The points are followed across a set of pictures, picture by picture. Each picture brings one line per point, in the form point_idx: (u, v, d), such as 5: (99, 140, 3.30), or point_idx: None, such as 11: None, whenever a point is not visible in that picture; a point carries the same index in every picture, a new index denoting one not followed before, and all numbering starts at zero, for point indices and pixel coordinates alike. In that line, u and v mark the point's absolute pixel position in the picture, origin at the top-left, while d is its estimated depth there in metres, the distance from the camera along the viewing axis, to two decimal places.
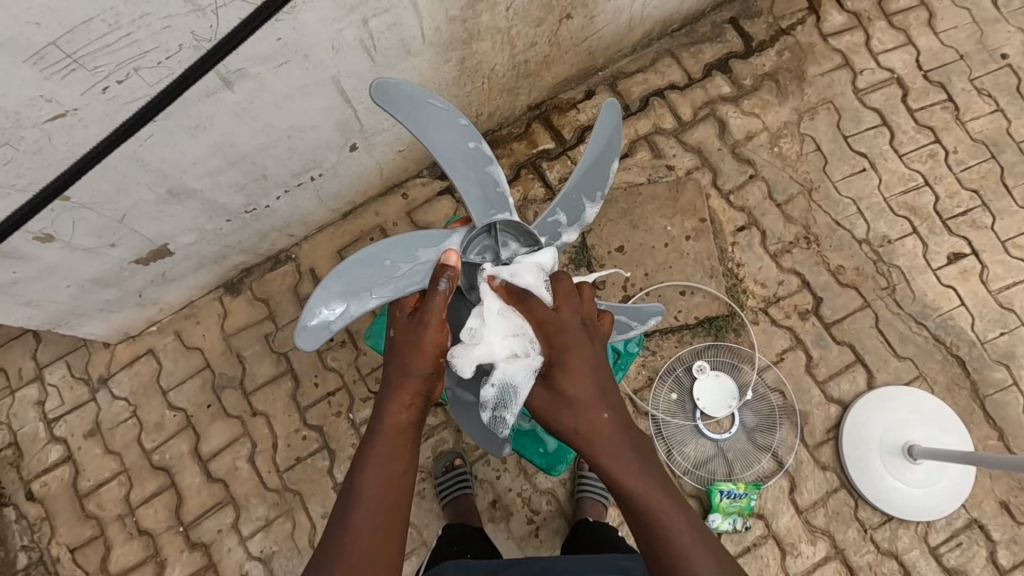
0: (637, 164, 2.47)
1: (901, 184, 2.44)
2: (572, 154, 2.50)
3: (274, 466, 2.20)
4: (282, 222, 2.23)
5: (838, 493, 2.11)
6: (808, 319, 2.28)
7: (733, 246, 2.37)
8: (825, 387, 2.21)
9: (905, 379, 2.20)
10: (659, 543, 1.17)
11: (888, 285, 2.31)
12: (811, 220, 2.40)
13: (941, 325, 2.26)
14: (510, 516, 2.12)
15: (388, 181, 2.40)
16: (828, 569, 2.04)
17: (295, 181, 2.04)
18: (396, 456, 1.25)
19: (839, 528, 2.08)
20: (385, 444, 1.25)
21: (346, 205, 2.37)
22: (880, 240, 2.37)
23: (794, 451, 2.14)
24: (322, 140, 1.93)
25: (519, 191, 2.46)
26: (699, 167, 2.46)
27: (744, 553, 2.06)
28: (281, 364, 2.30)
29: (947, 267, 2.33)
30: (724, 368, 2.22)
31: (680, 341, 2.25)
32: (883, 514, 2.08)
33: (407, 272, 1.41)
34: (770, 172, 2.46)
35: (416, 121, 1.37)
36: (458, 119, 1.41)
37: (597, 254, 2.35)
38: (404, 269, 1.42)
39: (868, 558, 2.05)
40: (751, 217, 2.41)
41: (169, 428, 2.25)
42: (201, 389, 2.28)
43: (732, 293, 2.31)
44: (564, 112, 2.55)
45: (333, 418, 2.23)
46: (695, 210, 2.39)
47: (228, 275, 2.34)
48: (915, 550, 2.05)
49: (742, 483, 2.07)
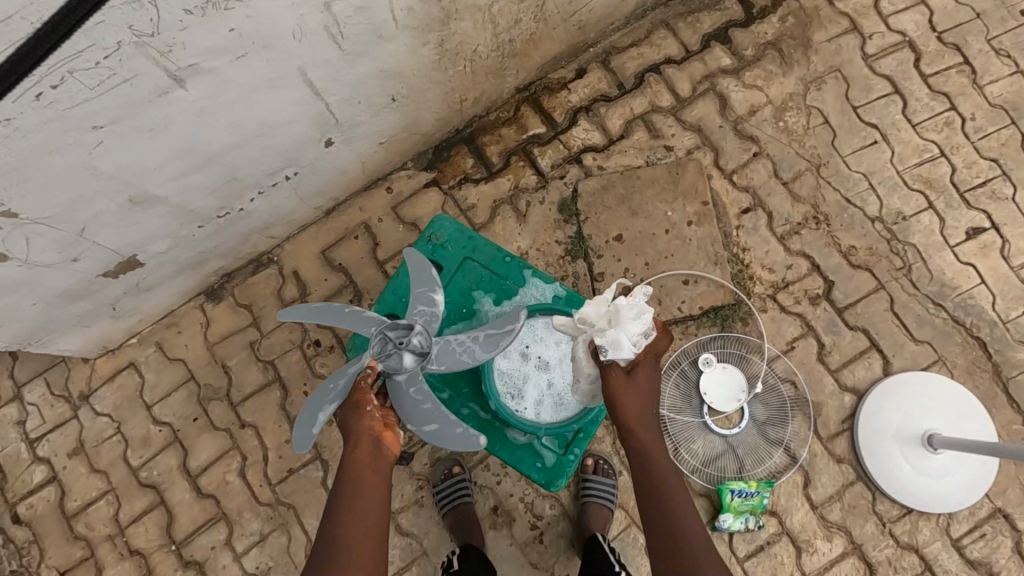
0: (634, 146, 2.34)
1: (915, 156, 2.29)
2: (565, 138, 2.36)
3: (265, 479, 2.11)
4: (261, 224, 2.10)
5: (854, 486, 2.01)
6: (819, 304, 2.16)
7: (738, 229, 2.24)
8: (838, 375, 2.10)
9: (923, 364, 2.09)
10: (677, 544, 1.19)
11: (904, 264, 2.18)
12: (820, 198, 2.27)
13: (960, 306, 2.13)
14: (513, 522, 2.04)
15: (371, 174, 2.27)
16: (846, 565, 1.96)
17: (271, 181, 1.91)
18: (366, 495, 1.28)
19: (856, 522, 1.99)
20: (354, 486, 1.29)
21: (328, 202, 2.25)
22: (894, 217, 2.23)
23: (808, 444, 2.05)
24: (296, 136, 1.79)
25: (510, 179, 2.33)
26: (700, 146, 2.32)
27: (757, 553, 1.98)
28: (267, 373, 2.20)
29: (966, 243, 2.19)
30: (732, 360, 2.11)
31: (684, 332, 2.14)
32: (903, 507, 1.98)
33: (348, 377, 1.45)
34: (776, 149, 2.32)
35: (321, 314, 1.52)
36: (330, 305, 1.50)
37: (595, 245, 2.23)
38: (344, 381, 1.45)
39: (887, 552, 1.96)
40: (757, 197, 2.27)
41: (156, 444, 2.16)
42: (187, 402, 2.19)
43: (739, 279, 2.19)
44: (555, 93, 2.40)
45: (325, 427, 2.14)
46: (697, 193, 2.25)
47: (209, 281, 2.23)
48: (936, 543, 1.96)
49: (753, 481, 1.97)
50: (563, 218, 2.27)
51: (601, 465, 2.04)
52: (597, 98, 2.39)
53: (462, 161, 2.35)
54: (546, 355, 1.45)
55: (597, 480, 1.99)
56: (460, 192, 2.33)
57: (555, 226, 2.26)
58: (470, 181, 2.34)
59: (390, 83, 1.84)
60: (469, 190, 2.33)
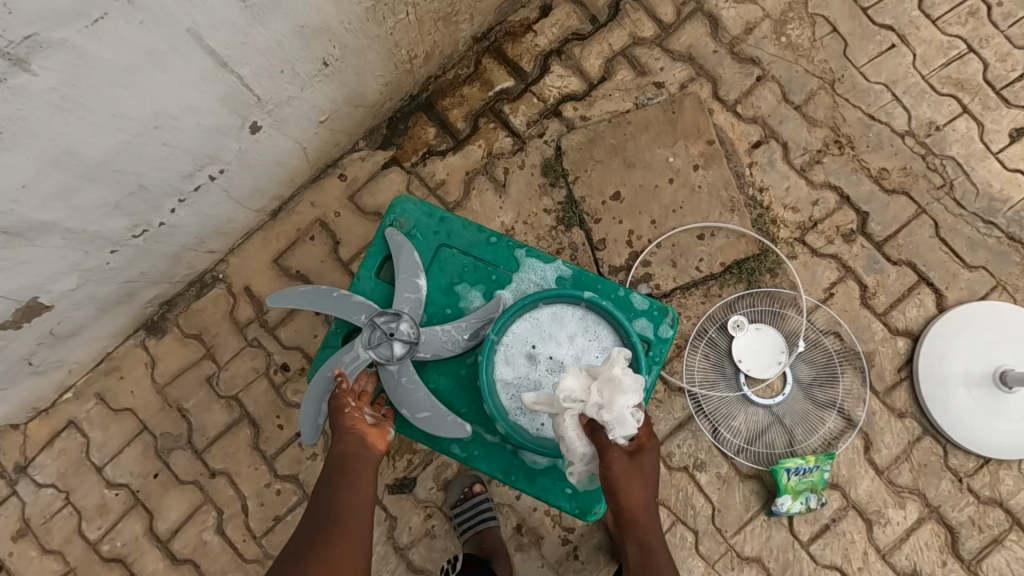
0: (619, 88, 2.00)
1: (940, 56, 1.99)
2: (537, 89, 2.02)
3: (249, 532, 1.81)
4: (194, 238, 1.74)
5: (922, 442, 1.76)
6: (855, 241, 1.88)
7: (751, 167, 1.94)
8: (887, 319, 1.83)
9: (981, 292, 1.82)
10: None
11: (945, 181, 1.89)
12: (838, 118, 1.96)
13: (1014, 221, 1.86)
14: (541, 540, 1.76)
15: (318, 161, 1.92)
16: (924, 533, 1.71)
17: (191, 184, 1.55)
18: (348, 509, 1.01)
19: (930, 482, 1.74)
20: (334, 500, 1.02)
21: (272, 202, 1.90)
22: (926, 128, 1.94)
23: (864, 402, 1.78)
24: (209, 125, 1.42)
25: (481, 146, 1.99)
26: (695, 78, 2.00)
27: (822, 534, 1.72)
28: (233, 409, 1.88)
29: (1011, 147, 1.91)
30: (765, 319, 1.83)
31: (707, 295, 1.85)
32: (979, 457, 1.74)
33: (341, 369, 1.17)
34: (781, 69, 2.00)
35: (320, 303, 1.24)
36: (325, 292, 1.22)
37: (590, 208, 1.91)
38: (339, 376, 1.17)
39: (969, 512, 1.72)
40: (768, 128, 1.96)
41: (114, 511, 1.84)
42: (143, 457, 1.87)
43: (760, 224, 1.89)
44: (519, 38, 2.05)
45: (309, 462, 1.84)
46: (699, 131, 1.93)
47: (146, 313, 1.89)
48: (1022, 493, 1.72)
49: (810, 456, 1.71)
50: (549, 181, 1.95)
51: None
52: (569, 37, 2.05)
53: (422, 132, 2.01)
54: (561, 354, 1.13)
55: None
56: (425, 168, 1.99)
57: (540, 193, 1.94)
58: (435, 154, 2.00)
59: (317, 43, 1.48)
60: (435, 165, 1.99)
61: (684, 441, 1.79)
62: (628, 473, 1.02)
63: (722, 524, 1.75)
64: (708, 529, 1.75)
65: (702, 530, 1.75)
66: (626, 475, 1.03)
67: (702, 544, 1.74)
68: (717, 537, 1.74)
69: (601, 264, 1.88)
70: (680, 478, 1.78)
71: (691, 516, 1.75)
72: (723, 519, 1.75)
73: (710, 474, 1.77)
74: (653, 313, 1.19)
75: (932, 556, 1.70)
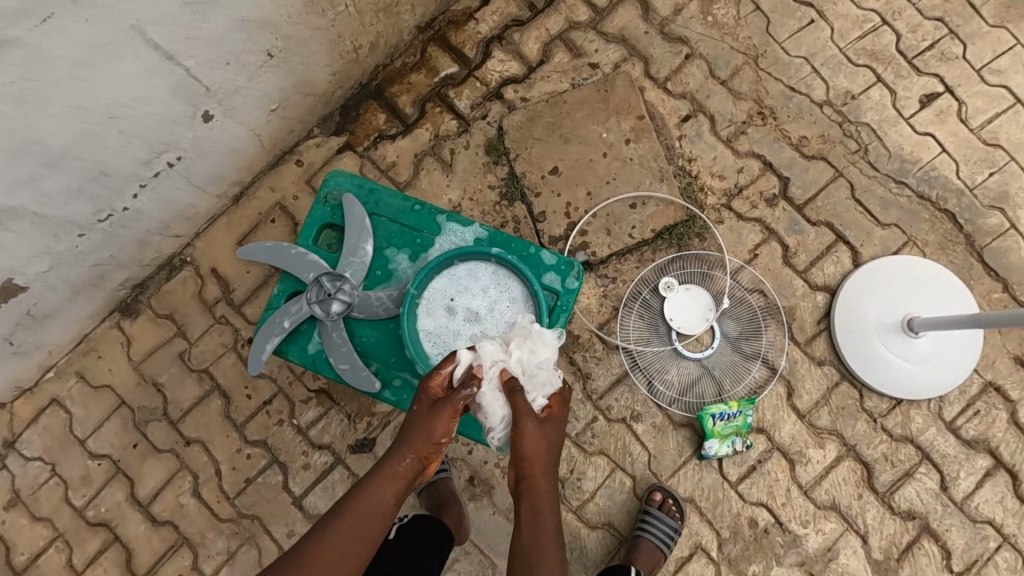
0: (556, 70, 2.13)
1: (856, 29, 2.12)
2: (480, 74, 2.15)
3: (223, 494, 1.96)
4: (159, 222, 1.87)
5: (840, 387, 1.91)
6: (777, 204, 2.02)
7: (681, 139, 2.07)
8: (807, 276, 1.97)
9: (893, 248, 1.96)
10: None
11: (860, 146, 2.03)
12: (762, 91, 2.10)
13: (923, 180, 2.00)
14: (492, 490, 1.91)
15: (275, 148, 2.05)
16: (842, 469, 1.87)
17: (150, 170, 1.68)
18: (365, 518, 1.07)
19: (846, 423, 1.89)
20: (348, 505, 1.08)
21: (233, 187, 2.03)
22: (843, 98, 2.07)
23: (786, 352, 1.93)
24: (162, 114, 1.55)
25: (429, 129, 2.12)
26: (628, 58, 2.13)
27: (749, 474, 1.87)
28: (204, 382, 2.02)
29: (921, 112, 2.04)
30: (694, 280, 1.97)
31: (640, 260, 1.99)
32: (891, 399, 1.89)
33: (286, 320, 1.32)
34: (708, 47, 2.13)
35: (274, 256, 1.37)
36: (280, 247, 1.35)
37: (530, 182, 2.05)
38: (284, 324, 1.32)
39: (882, 449, 1.87)
40: (696, 103, 2.10)
41: (98, 480, 1.98)
42: (122, 429, 2.01)
43: (689, 193, 2.02)
44: (461, 26, 2.17)
45: (276, 428, 1.98)
46: (630, 107, 2.07)
47: (119, 296, 2.02)
48: (930, 429, 1.87)
49: (733, 402, 1.86)
50: (492, 160, 2.08)
51: (669, 505, 1.84)
52: (508, 24, 2.17)
53: (373, 118, 2.14)
54: (476, 305, 1.28)
55: (655, 511, 1.81)
56: (377, 151, 2.12)
57: (485, 171, 2.08)
58: (386, 138, 2.13)
59: (260, 35, 1.61)
60: (386, 148, 2.12)
61: (622, 394, 1.94)
62: (534, 437, 1.11)
63: (658, 469, 1.90)
64: (645, 474, 1.90)
65: (639, 475, 1.90)
66: (535, 440, 1.12)
67: (639, 488, 1.90)
68: (654, 480, 1.90)
69: (541, 234, 2.02)
70: (619, 428, 1.93)
71: (629, 462, 1.91)
72: (658, 464, 1.90)
73: (646, 424, 1.92)
74: (561, 267, 1.33)
75: (849, 490, 1.86)
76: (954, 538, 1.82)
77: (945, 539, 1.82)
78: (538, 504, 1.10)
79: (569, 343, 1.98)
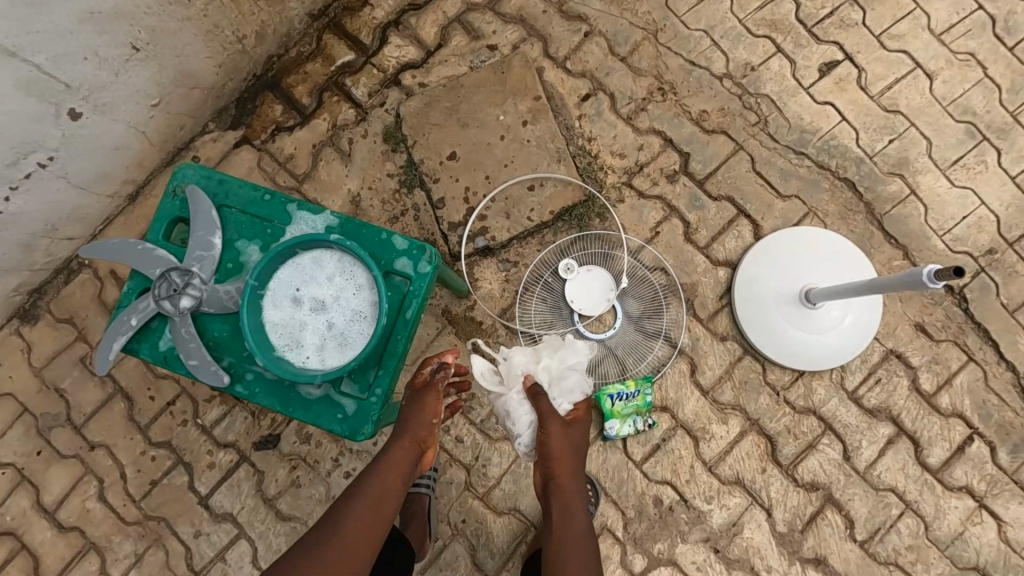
0: (454, 53, 2.10)
1: None
2: (377, 61, 2.11)
3: (129, 497, 1.94)
4: (43, 225, 1.84)
5: (742, 361, 1.90)
6: (678, 181, 2.00)
7: (580, 119, 2.04)
8: (709, 252, 1.96)
9: (794, 220, 1.95)
10: None
11: (759, 118, 2.01)
12: (662, 67, 2.07)
13: (823, 150, 1.98)
14: None
15: (167, 145, 2.01)
16: (746, 444, 1.86)
17: (19, 172, 1.64)
18: (376, 510, 1.31)
19: (749, 398, 1.88)
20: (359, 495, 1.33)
21: (126, 187, 1.99)
22: (742, 70, 2.05)
23: (687, 329, 1.92)
24: (18, 112, 1.52)
25: (327, 119, 2.09)
26: (526, 38, 2.09)
27: (654, 452, 1.87)
28: (107, 385, 1.99)
29: (821, 81, 2.02)
30: (596, 260, 1.95)
31: (542, 242, 1.98)
32: (793, 371, 1.88)
33: (135, 316, 1.29)
34: (607, 23, 2.10)
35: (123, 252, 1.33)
36: (127, 243, 1.31)
37: (429, 169, 2.02)
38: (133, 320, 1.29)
39: (785, 422, 1.86)
40: (595, 81, 2.07)
41: (2, 488, 1.96)
42: (25, 436, 1.98)
43: (588, 173, 2.00)
44: (357, 12, 2.13)
45: (181, 428, 1.96)
46: (527, 88, 2.04)
47: (15, 301, 1.99)
48: (833, 400, 1.86)
49: (630, 380, 1.85)
50: (391, 147, 2.05)
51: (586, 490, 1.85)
52: (405, 8, 2.13)
53: (269, 109, 2.10)
54: (322, 294, 1.25)
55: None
56: (275, 144, 2.09)
57: (383, 159, 2.05)
58: (283, 130, 2.09)
59: (119, 27, 1.58)
60: (284, 140, 2.08)
61: None
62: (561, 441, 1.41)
63: None
64: None
65: None
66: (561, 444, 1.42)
67: None
68: None
69: (441, 220, 2.00)
70: None
71: None
72: None
73: None
74: (412, 252, 1.31)
75: (753, 464, 1.85)
76: (857, 507, 1.81)
77: (848, 509, 1.82)
78: (564, 502, 1.41)
79: (472, 329, 1.96)
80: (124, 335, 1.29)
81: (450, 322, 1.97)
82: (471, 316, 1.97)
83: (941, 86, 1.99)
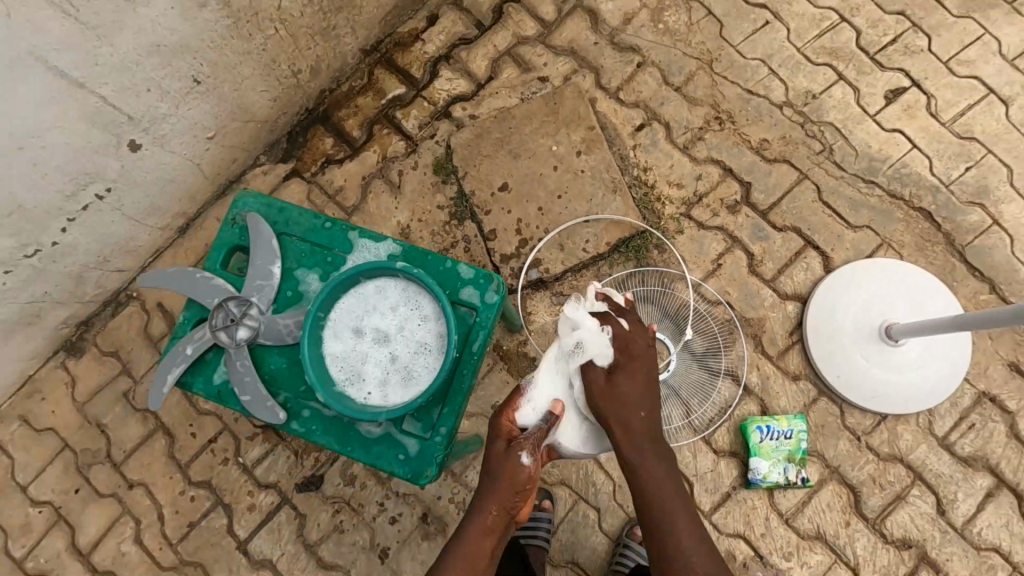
0: (505, 85, 2.07)
1: (813, 28, 2.01)
2: (427, 94, 2.10)
3: (165, 539, 1.86)
4: (96, 257, 1.83)
5: (818, 403, 1.76)
6: (739, 211, 1.90)
7: (635, 148, 1.97)
8: (776, 285, 1.85)
9: (866, 252, 1.84)
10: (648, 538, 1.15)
11: (824, 146, 1.92)
12: (718, 95, 1.99)
13: (895, 179, 1.88)
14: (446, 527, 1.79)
15: (218, 179, 2.00)
16: (826, 494, 1.70)
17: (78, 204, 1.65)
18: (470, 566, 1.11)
19: (828, 443, 1.73)
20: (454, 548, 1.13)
21: (177, 219, 1.98)
22: (803, 97, 1.96)
23: (756, 368, 1.79)
24: None
25: (377, 151, 2.07)
26: (577, 70, 2.05)
27: (723, 502, 1.72)
28: (148, 422, 1.94)
29: (887, 108, 1.93)
30: (654, 293, 1.85)
31: (597, 274, 1.89)
32: (875, 414, 1.73)
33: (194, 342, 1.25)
34: (660, 53, 2.04)
35: (185, 282, 1.28)
36: (190, 273, 1.28)
37: (480, 200, 1.98)
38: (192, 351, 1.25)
39: (870, 470, 1.70)
40: (649, 111, 2.00)
41: (39, 527, 1.90)
42: (64, 474, 1.93)
43: (644, 205, 1.92)
44: (408, 47, 2.13)
45: (221, 466, 1.89)
46: (580, 119, 2.00)
47: (65, 334, 1.98)
48: (922, 446, 1.71)
49: (785, 419, 1.72)
50: (441, 179, 2.01)
51: None
52: (455, 42, 2.12)
53: (320, 143, 2.09)
54: (384, 325, 1.19)
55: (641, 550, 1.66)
56: (324, 176, 2.07)
57: (433, 191, 2.01)
58: (333, 162, 2.08)
59: (184, 63, 1.60)
60: (333, 172, 2.07)
61: None
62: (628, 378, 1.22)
63: (623, 500, 1.76)
64: (610, 506, 1.76)
65: (604, 506, 1.76)
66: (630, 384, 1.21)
67: (605, 522, 1.75)
68: (618, 512, 1.75)
69: (492, 252, 1.94)
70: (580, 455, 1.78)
71: (591, 493, 1.76)
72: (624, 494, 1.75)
73: (609, 450, 1.77)
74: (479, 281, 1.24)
75: (835, 517, 1.68)
76: (956, 568, 1.64)
77: (947, 570, 1.64)
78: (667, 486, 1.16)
79: (525, 365, 1.87)
80: (183, 363, 1.25)
81: (502, 357, 1.88)
82: (523, 351, 1.87)
83: (1017, 112, 1.90)
